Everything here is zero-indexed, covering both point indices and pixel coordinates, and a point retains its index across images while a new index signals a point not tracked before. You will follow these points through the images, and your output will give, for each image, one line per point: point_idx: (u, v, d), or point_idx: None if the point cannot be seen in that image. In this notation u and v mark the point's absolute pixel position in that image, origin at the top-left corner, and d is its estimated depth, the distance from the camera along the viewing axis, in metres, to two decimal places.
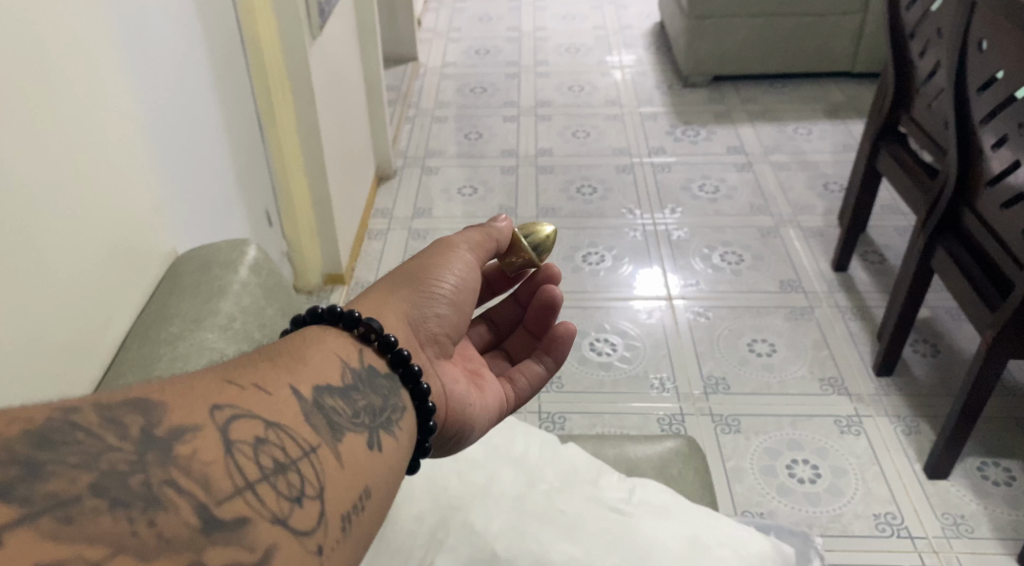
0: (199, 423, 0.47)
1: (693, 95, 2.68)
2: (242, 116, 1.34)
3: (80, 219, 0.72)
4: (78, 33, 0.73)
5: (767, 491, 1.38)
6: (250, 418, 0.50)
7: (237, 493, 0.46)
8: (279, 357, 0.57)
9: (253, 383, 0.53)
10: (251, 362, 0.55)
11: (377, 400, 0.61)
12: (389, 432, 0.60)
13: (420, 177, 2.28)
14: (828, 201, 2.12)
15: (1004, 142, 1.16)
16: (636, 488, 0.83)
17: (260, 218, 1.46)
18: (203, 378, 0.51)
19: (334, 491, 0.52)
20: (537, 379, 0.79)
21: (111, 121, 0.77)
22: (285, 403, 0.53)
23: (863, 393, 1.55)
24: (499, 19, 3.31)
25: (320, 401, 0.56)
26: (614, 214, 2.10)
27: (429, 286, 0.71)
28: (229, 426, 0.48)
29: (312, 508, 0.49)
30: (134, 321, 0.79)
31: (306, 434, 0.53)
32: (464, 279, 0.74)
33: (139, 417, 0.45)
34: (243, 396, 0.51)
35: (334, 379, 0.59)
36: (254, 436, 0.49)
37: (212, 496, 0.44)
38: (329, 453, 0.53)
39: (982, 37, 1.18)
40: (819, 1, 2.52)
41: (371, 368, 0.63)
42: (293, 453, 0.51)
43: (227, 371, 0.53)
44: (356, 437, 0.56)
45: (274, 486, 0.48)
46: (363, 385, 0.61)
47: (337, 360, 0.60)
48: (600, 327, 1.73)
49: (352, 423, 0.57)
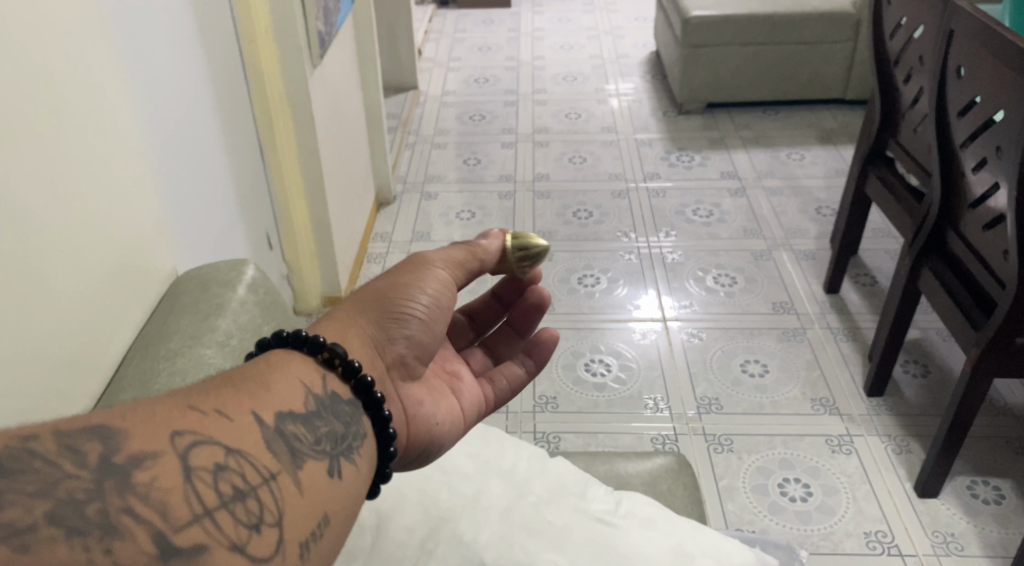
0: (159, 449, 0.47)
1: (687, 122, 2.73)
2: (243, 142, 1.38)
3: (83, 240, 0.75)
4: (86, 62, 0.77)
5: (759, 510, 1.40)
6: (211, 445, 0.50)
7: (195, 521, 0.46)
8: (242, 381, 0.57)
9: (215, 408, 0.53)
10: (214, 386, 0.55)
11: (339, 427, 0.61)
12: (349, 460, 0.60)
13: (419, 203, 2.31)
14: (820, 224, 2.15)
15: (984, 165, 1.19)
16: (623, 500, 0.85)
17: (260, 242, 1.49)
18: (165, 403, 0.51)
19: (293, 518, 0.52)
20: (515, 379, 0.83)
21: (115, 145, 0.81)
22: (246, 430, 0.53)
23: (853, 413, 1.57)
24: (498, 49, 3.38)
25: (282, 428, 0.56)
26: (609, 238, 2.13)
27: (399, 307, 0.70)
28: (189, 453, 0.48)
29: (270, 535, 0.50)
30: (134, 339, 0.82)
31: (267, 461, 0.53)
32: (439, 298, 0.73)
33: (98, 444, 0.45)
34: (206, 422, 0.51)
35: (296, 406, 0.59)
36: (214, 463, 0.49)
37: (169, 523, 0.45)
38: (289, 479, 0.54)
39: (960, 64, 1.22)
40: (810, 30, 2.58)
41: (334, 395, 0.63)
42: (252, 480, 0.51)
43: (189, 395, 0.53)
44: (317, 465, 0.57)
45: (232, 513, 0.48)
46: (325, 411, 0.61)
47: (300, 386, 0.60)
48: (595, 348, 1.75)
49: (314, 450, 0.57)
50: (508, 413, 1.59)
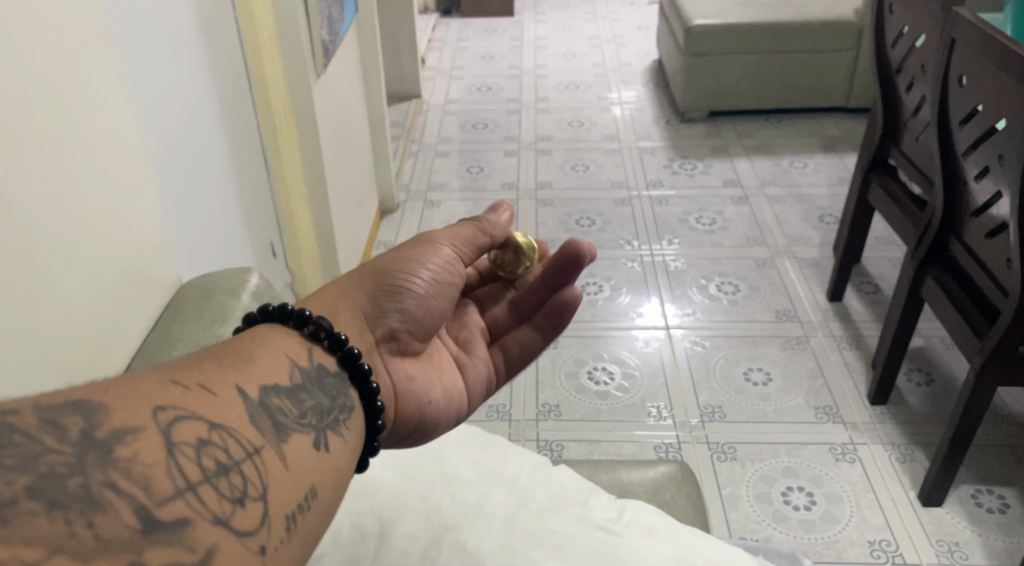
0: (141, 424, 0.47)
1: (690, 130, 2.74)
2: (246, 150, 1.39)
3: (87, 248, 0.75)
4: (92, 77, 0.78)
5: (762, 519, 1.39)
6: (194, 419, 0.51)
7: (177, 495, 0.46)
8: (226, 357, 0.59)
9: (199, 383, 0.54)
10: (198, 362, 0.56)
11: (325, 400, 0.63)
12: (337, 433, 0.62)
13: (422, 211, 2.32)
14: (823, 232, 2.15)
15: (986, 173, 1.20)
16: (626, 508, 0.85)
17: (264, 250, 1.49)
18: (148, 377, 0.51)
19: (278, 492, 0.53)
20: (532, 347, 0.86)
21: (120, 155, 0.82)
22: (230, 404, 0.54)
23: (857, 422, 1.57)
24: (501, 58, 3.39)
25: (266, 402, 0.57)
26: (612, 246, 2.13)
27: (398, 282, 0.75)
28: (172, 428, 0.49)
29: (254, 510, 0.50)
30: (139, 345, 0.82)
31: (250, 436, 0.54)
32: (438, 273, 0.78)
33: (80, 419, 0.45)
34: (189, 396, 0.52)
35: (280, 380, 0.60)
36: (197, 437, 0.50)
37: (151, 497, 0.45)
38: (274, 454, 0.54)
39: (962, 72, 1.22)
40: (812, 38, 2.59)
41: (320, 368, 0.65)
42: (235, 454, 0.51)
43: (173, 370, 0.54)
44: (302, 437, 0.58)
45: (215, 488, 0.48)
46: (311, 384, 0.63)
47: (286, 361, 0.62)
48: (598, 356, 1.76)
49: (299, 423, 0.58)
50: (511, 421, 1.59)
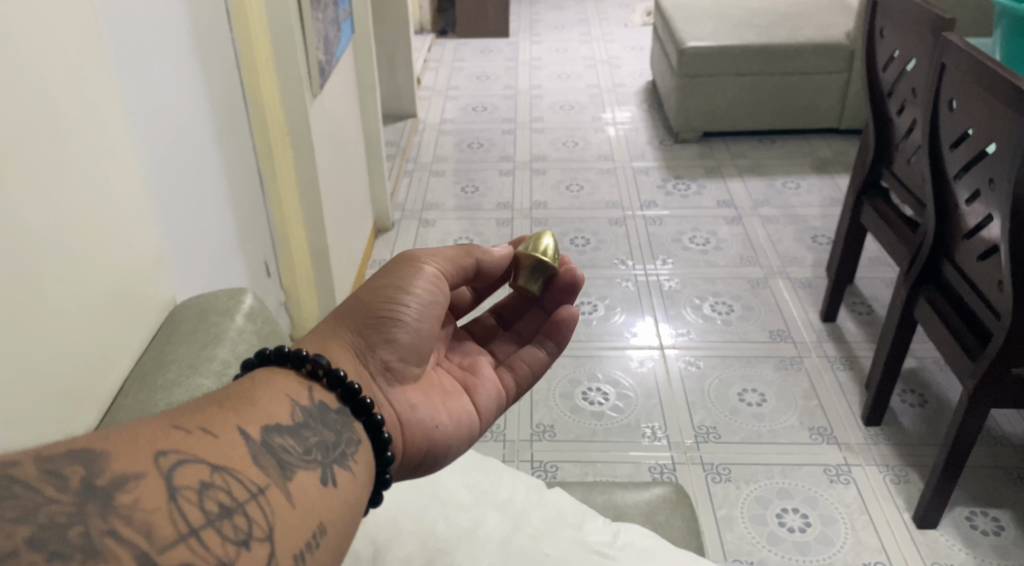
0: (142, 470, 0.47)
1: (683, 151, 2.76)
2: (242, 168, 1.39)
3: (84, 268, 0.75)
4: (90, 97, 0.78)
5: (757, 540, 1.39)
6: (195, 463, 0.50)
7: (180, 540, 0.46)
8: (225, 401, 0.58)
9: (199, 426, 0.53)
10: (198, 405, 0.55)
11: (329, 435, 0.62)
12: (344, 467, 0.61)
13: (418, 230, 2.32)
14: (816, 253, 2.16)
15: (977, 197, 1.21)
16: (621, 531, 0.84)
17: (259, 269, 1.48)
18: (150, 424, 0.51)
19: (286, 531, 0.52)
20: (538, 362, 0.85)
21: (117, 175, 0.82)
22: (232, 445, 0.54)
23: (851, 443, 1.57)
24: (496, 78, 3.41)
25: (269, 441, 0.57)
26: (607, 265, 2.14)
27: (384, 314, 0.73)
28: (173, 473, 0.48)
29: (260, 552, 0.49)
30: (133, 367, 0.81)
31: (255, 475, 0.53)
32: (427, 300, 0.75)
33: (80, 467, 0.45)
34: (190, 440, 0.52)
35: (282, 419, 0.59)
36: (199, 480, 0.49)
37: (153, 545, 0.44)
38: (279, 493, 0.54)
39: (952, 97, 1.24)
40: (805, 61, 2.61)
41: (322, 405, 0.64)
42: (239, 495, 0.51)
43: (174, 416, 0.53)
44: (308, 473, 0.57)
45: (218, 531, 0.48)
46: (314, 421, 0.62)
47: (286, 400, 0.61)
48: (592, 376, 1.75)
49: (304, 460, 0.58)
50: (505, 441, 1.58)
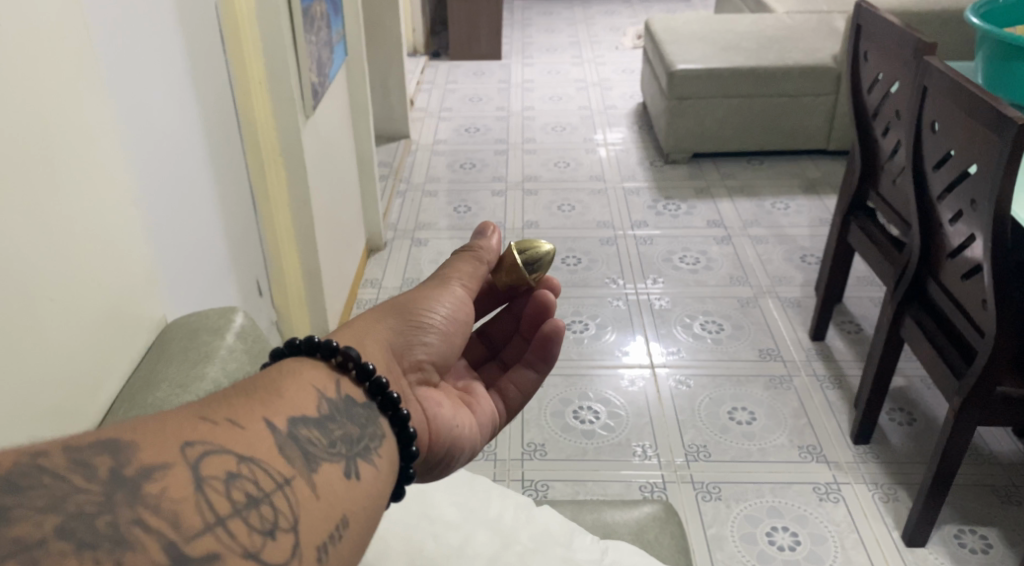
0: (169, 461, 0.47)
1: (673, 171, 2.78)
2: (236, 186, 1.39)
3: (75, 287, 0.76)
4: (84, 120, 0.79)
5: (747, 559, 1.39)
6: (222, 454, 0.50)
7: (207, 529, 0.45)
8: (252, 390, 0.57)
9: (227, 417, 0.53)
10: (226, 396, 0.55)
11: (353, 429, 0.62)
12: (367, 461, 0.61)
13: (410, 250, 2.34)
14: (806, 272, 2.18)
15: (960, 217, 1.23)
16: (609, 549, 0.85)
17: (252, 289, 1.48)
18: (176, 415, 0.50)
19: (310, 522, 0.51)
20: (528, 384, 0.85)
21: (108, 194, 0.83)
22: (259, 436, 0.53)
23: (841, 460, 1.58)
24: (488, 100, 3.44)
25: (295, 433, 0.56)
26: (597, 284, 2.15)
27: (420, 317, 0.75)
28: (200, 463, 0.48)
29: (286, 541, 0.49)
30: (122, 386, 0.82)
31: (281, 467, 0.52)
32: (455, 312, 0.77)
33: (108, 457, 0.45)
34: (217, 432, 0.51)
35: (309, 411, 0.59)
36: (226, 471, 0.49)
37: (180, 533, 0.44)
38: (305, 485, 0.53)
39: (934, 119, 1.26)
40: (791, 83, 2.65)
41: (348, 399, 0.64)
42: (266, 486, 0.50)
43: (200, 407, 0.53)
44: (332, 467, 0.57)
45: (246, 520, 0.47)
46: (340, 414, 0.62)
47: (313, 392, 0.61)
48: (583, 395, 1.76)
49: (328, 453, 0.57)
50: (497, 460, 1.59)
